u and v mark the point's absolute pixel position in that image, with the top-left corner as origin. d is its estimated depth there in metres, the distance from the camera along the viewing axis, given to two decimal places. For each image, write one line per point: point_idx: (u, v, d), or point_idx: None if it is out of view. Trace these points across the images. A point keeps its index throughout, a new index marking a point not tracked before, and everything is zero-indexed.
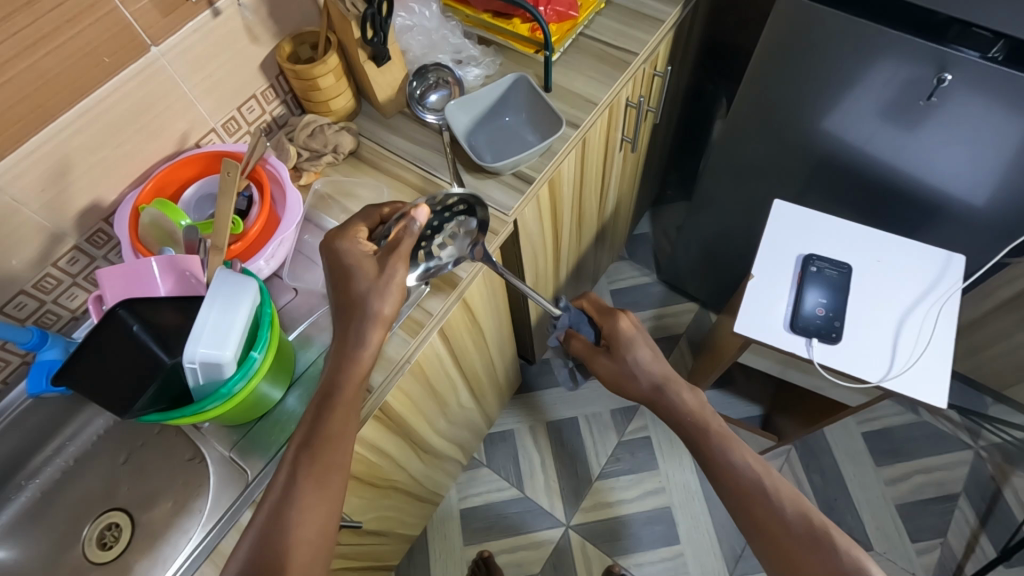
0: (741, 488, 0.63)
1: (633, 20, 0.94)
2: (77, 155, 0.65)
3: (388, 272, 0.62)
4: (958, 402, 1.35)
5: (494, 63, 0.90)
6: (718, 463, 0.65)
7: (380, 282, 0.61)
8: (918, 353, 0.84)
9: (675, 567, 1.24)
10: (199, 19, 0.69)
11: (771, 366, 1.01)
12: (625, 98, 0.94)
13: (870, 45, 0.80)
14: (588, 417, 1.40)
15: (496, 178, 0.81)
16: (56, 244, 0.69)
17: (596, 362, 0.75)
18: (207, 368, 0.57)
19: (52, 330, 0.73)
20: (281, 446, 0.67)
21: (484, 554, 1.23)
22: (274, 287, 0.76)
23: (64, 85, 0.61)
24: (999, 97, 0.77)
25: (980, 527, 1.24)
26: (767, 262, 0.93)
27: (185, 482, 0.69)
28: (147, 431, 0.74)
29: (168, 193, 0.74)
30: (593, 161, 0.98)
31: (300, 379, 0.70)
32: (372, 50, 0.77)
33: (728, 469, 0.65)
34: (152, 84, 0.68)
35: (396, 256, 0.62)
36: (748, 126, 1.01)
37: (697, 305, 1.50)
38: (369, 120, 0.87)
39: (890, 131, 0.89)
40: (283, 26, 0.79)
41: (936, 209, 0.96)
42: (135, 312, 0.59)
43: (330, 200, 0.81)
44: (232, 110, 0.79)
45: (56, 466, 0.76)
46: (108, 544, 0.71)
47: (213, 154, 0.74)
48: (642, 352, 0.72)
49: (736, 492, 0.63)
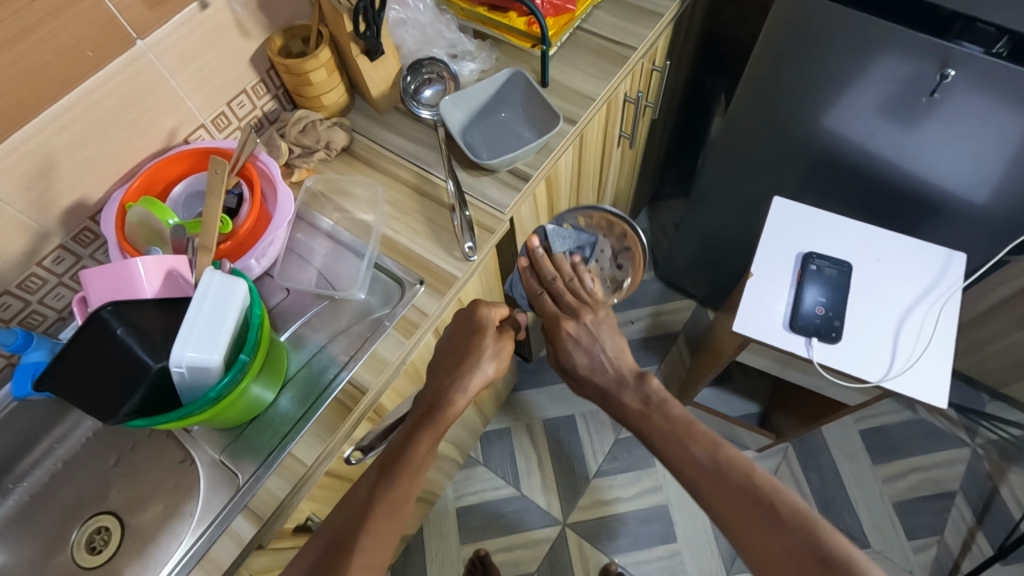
0: (711, 476, 0.59)
1: (631, 15, 0.92)
2: (62, 151, 0.64)
3: (501, 346, 0.66)
4: (956, 401, 1.34)
5: (489, 58, 0.88)
6: (674, 451, 0.62)
7: (494, 347, 0.65)
8: (918, 353, 0.83)
9: (671, 566, 1.23)
10: (187, 13, 0.67)
11: (769, 364, 1.00)
12: (623, 94, 0.93)
13: (874, 40, 0.79)
14: (586, 414, 1.39)
15: (492, 175, 0.80)
16: (41, 243, 0.67)
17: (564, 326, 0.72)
18: (196, 372, 0.56)
19: (38, 331, 0.71)
20: (273, 449, 0.65)
21: (481, 553, 1.23)
22: (265, 287, 0.74)
23: (46, 79, 0.60)
24: (1002, 93, 0.76)
25: (977, 525, 1.23)
26: (765, 261, 0.93)
27: (175, 486, 0.68)
28: (136, 434, 0.73)
29: (156, 191, 0.72)
30: (591, 156, 0.96)
31: (293, 379, 0.69)
32: (365, 44, 0.76)
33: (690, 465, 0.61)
34: (139, 79, 0.67)
35: (505, 337, 0.67)
36: (748, 122, 1.00)
37: (695, 302, 1.49)
38: (363, 116, 0.85)
39: (892, 129, 0.88)
40: (274, 20, 0.77)
41: (937, 206, 0.95)
42: (120, 315, 0.56)
43: (322, 198, 0.79)
44: (222, 106, 0.77)
45: (44, 469, 0.74)
46: (97, 548, 0.69)
47: (201, 151, 0.72)
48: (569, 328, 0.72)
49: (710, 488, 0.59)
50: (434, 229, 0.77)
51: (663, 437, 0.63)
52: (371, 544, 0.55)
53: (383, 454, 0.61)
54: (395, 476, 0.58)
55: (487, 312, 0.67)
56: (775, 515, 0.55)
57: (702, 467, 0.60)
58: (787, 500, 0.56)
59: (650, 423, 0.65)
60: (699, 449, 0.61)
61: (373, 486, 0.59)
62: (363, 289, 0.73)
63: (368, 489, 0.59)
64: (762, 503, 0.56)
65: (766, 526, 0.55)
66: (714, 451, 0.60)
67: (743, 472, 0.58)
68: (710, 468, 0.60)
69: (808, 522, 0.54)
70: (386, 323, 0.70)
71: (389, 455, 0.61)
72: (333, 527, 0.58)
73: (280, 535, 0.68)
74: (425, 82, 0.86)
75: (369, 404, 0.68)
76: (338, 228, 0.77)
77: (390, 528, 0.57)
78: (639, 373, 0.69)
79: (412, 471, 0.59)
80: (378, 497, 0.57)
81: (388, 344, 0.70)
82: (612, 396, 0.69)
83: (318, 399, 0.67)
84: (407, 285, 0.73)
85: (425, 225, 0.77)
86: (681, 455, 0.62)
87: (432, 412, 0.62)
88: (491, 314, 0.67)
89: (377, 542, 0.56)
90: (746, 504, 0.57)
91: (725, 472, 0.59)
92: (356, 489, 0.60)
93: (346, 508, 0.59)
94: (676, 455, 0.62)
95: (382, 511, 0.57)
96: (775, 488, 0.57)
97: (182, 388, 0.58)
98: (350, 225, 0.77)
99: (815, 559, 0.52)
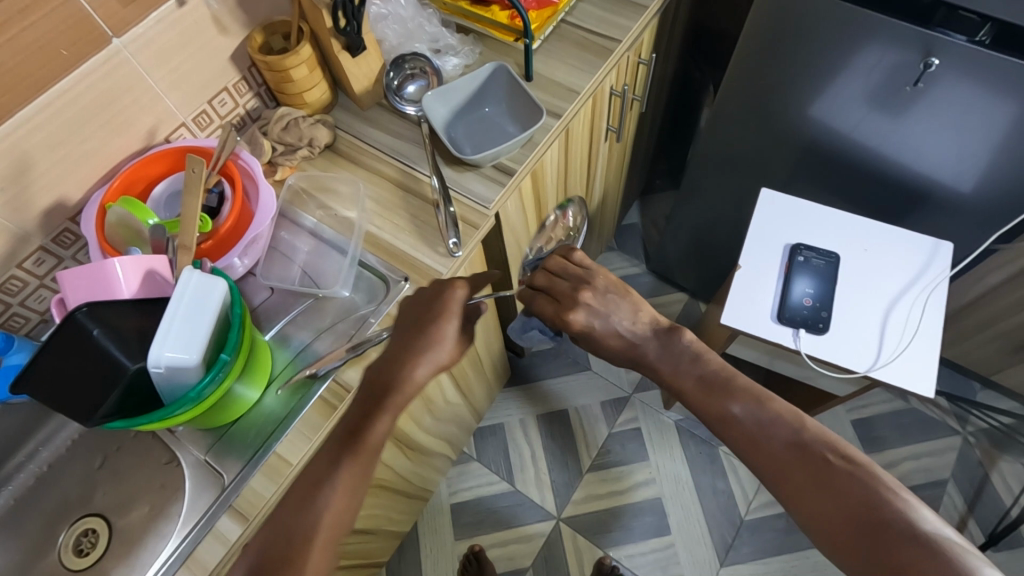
0: (758, 433, 0.58)
1: (615, 6, 0.92)
2: (38, 152, 0.63)
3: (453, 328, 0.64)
4: (947, 389, 1.35)
5: (473, 52, 0.88)
6: (721, 411, 0.60)
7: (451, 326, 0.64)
8: (906, 342, 0.83)
9: (665, 558, 1.24)
10: (162, 10, 0.67)
11: (759, 356, 1.01)
12: (609, 87, 0.93)
13: (858, 29, 0.79)
14: (579, 409, 1.39)
15: (476, 170, 0.80)
16: (21, 245, 0.67)
17: (573, 316, 0.66)
18: (174, 373, 0.56)
19: (20, 333, 0.71)
20: (258, 449, 0.65)
21: (476, 549, 1.21)
22: (249, 286, 0.74)
23: (20, 79, 0.59)
24: (986, 80, 0.76)
25: (968, 512, 1.24)
26: (753, 252, 0.92)
27: (161, 487, 0.67)
28: (122, 435, 0.72)
29: (136, 191, 0.71)
30: (577, 150, 0.96)
31: (278, 378, 0.69)
32: (346, 40, 0.75)
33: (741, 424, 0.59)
34: (115, 77, 0.66)
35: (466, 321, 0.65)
36: (735, 113, 1.00)
37: (687, 296, 1.50)
38: (347, 112, 0.85)
39: (877, 118, 0.87)
40: (253, 16, 0.77)
41: (923, 195, 0.95)
42: (94, 316, 0.55)
43: (306, 195, 0.79)
44: (203, 104, 0.77)
45: (30, 471, 0.74)
46: (84, 551, 0.69)
47: (180, 150, 0.72)
48: (581, 316, 0.66)
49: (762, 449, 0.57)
50: (418, 226, 0.76)
51: (708, 395, 0.62)
52: (328, 523, 0.55)
53: (342, 429, 0.60)
54: (356, 447, 0.58)
55: (452, 292, 0.65)
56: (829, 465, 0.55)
57: (745, 425, 0.59)
58: (834, 449, 0.56)
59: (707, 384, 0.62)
60: (737, 405, 0.60)
61: (334, 462, 0.58)
62: (347, 287, 0.72)
63: (328, 465, 0.58)
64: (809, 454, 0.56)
65: (817, 470, 0.54)
66: (762, 405, 0.59)
67: (792, 426, 0.58)
68: (759, 425, 0.58)
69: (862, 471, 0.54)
70: (370, 320, 0.70)
71: (350, 428, 0.60)
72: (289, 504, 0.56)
73: None
74: (407, 76, 0.86)
75: None
76: (322, 225, 0.76)
77: (348, 504, 0.57)
78: (667, 326, 0.67)
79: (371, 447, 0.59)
80: (341, 472, 0.57)
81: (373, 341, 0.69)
82: (643, 357, 0.66)
83: (302, 398, 0.67)
84: (392, 282, 0.73)
85: (408, 221, 0.77)
86: (721, 414, 0.61)
87: (391, 392, 0.61)
88: (458, 293, 0.65)
89: (335, 517, 0.55)
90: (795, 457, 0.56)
91: (769, 424, 0.58)
92: (311, 468, 0.58)
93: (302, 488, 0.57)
94: (722, 411, 0.60)
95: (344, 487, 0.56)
96: (820, 435, 0.57)
97: (161, 388, 0.57)
98: (333, 222, 0.77)
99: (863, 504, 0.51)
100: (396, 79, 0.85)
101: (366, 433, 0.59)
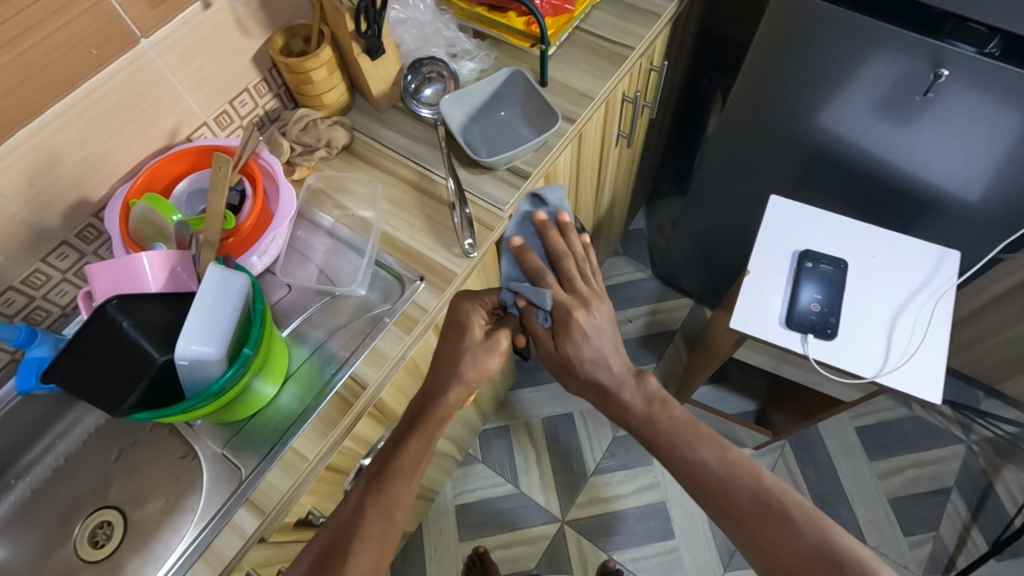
0: (719, 486, 0.59)
1: (628, 14, 0.93)
2: (66, 148, 0.65)
3: (492, 339, 0.68)
4: (951, 397, 1.36)
5: (488, 57, 0.89)
6: (682, 459, 0.61)
7: (482, 346, 0.67)
8: (913, 348, 0.84)
9: (669, 563, 1.24)
10: (189, 12, 0.68)
11: (766, 361, 1.02)
12: (621, 93, 0.94)
13: (867, 40, 0.80)
14: (583, 412, 1.40)
15: (491, 173, 0.81)
16: (45, 240, 0.68)
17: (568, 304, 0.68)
18: (198, 366, 0.57)
19: (41, 326, 0.72)
20: (275, 443, 0.66)
21: (479, 550, 1.23)
22: (267, 284, 0.75)
23: (50, 77, 0.60)
24: (993, 92, 0.77)
25: (971, 520, 1.24)
26: (762, 258, 0.94)
27: (177, 480, 0.68)
28: (138, 429, 0.74)
29: (158, 189, 0.72)
30: (589, 154, 0.97)
31: (294, 374, 0.70)
32: (366, 43, 0.76)
33: (693, 464, 0.61)
34: (140, 77, 0.67)
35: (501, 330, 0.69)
36: (745, 120, 1.01)
37: (692, 301, 1.50)
38: (363, 114, 0.86)
39: (886, 127, 0.89)
40: (275, 19, 0.78)
41: (931, 204, 0.96)
42: (124, 308, 0.57)
43: (322, 195, 0.80)
44: (224, 104, 0.78)
45: (46, 464, 0.75)
46: (99, 543, 0.70)
47: (204, 148, 0.73)
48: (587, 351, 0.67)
49: (723, 497, 0.59)
50: (433, 226, 0.77)
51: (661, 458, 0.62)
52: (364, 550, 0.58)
53: (373, 466, 0.64)
54: (387, 476, 0.62)
55: (471, 311, 0.68)
56: (785, 517, 0.57)
57: (711, 474, 0.60)
58: (797, 503, 0.57)
59: (652, 428, 0.63)
60: (708, 453, 0.61)
61: (364, 492, 0.62)
62: (364, 286, 0.73)
63: (359, 497, 0.62)
64: (773, 507, 0.57)
65: (776, 528, 0.56)
66: (720, 459, 0.60)
67: (750, 472, 0.60)
68: (722, 478, 0.59)
69: (821, 527, 0.56)
70: (386, 319, 0.71)
71: (382, 459, 0.64)
72: (331, 530, 0.61)
73: (281, 529, 0.69)
74: (423, 78, 0.87)
75: (370, 399, 0.69)
76: (339, 225, 0.77)
77: (386, 528, 0.60)
78: (636, 371, 0.67)
79: (402, 474, 0.62)
80: (370, 502, 0.61)
81: (388, 340, 0.70)
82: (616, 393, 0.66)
83: (318, 395, 0.68)
84: (407, 281, 0.74)
85: (423, 222, 0.78)
86: (683, 460, 0.61)
87: (425, 411, 0.65)
88: (477, 312, 0.69)
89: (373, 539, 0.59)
90: (745, 505, 0.58)
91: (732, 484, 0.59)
92: (344, 504, 0.63)
93: (338, 517, 0.62)
94: (687, 465, 0.61)
95: (377, 515, 0.60)
96: (780, 488, 0.59)
97: (185, 381, 0.58)
98: (349, 221, 0.78)
99: (830, 562, 0.54)
100: (412, 81, 0.87)
101: (397, 459, 0.63)
